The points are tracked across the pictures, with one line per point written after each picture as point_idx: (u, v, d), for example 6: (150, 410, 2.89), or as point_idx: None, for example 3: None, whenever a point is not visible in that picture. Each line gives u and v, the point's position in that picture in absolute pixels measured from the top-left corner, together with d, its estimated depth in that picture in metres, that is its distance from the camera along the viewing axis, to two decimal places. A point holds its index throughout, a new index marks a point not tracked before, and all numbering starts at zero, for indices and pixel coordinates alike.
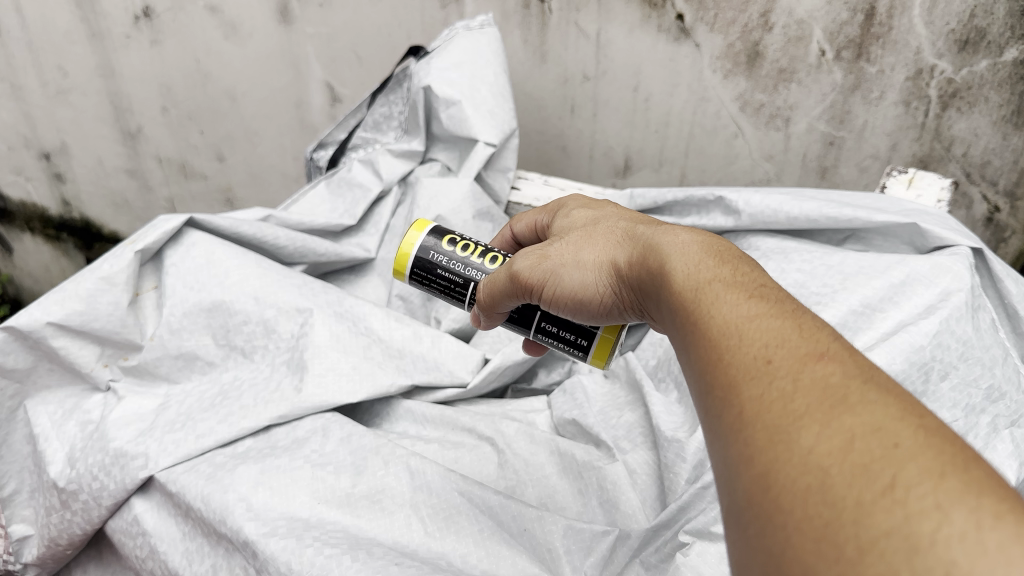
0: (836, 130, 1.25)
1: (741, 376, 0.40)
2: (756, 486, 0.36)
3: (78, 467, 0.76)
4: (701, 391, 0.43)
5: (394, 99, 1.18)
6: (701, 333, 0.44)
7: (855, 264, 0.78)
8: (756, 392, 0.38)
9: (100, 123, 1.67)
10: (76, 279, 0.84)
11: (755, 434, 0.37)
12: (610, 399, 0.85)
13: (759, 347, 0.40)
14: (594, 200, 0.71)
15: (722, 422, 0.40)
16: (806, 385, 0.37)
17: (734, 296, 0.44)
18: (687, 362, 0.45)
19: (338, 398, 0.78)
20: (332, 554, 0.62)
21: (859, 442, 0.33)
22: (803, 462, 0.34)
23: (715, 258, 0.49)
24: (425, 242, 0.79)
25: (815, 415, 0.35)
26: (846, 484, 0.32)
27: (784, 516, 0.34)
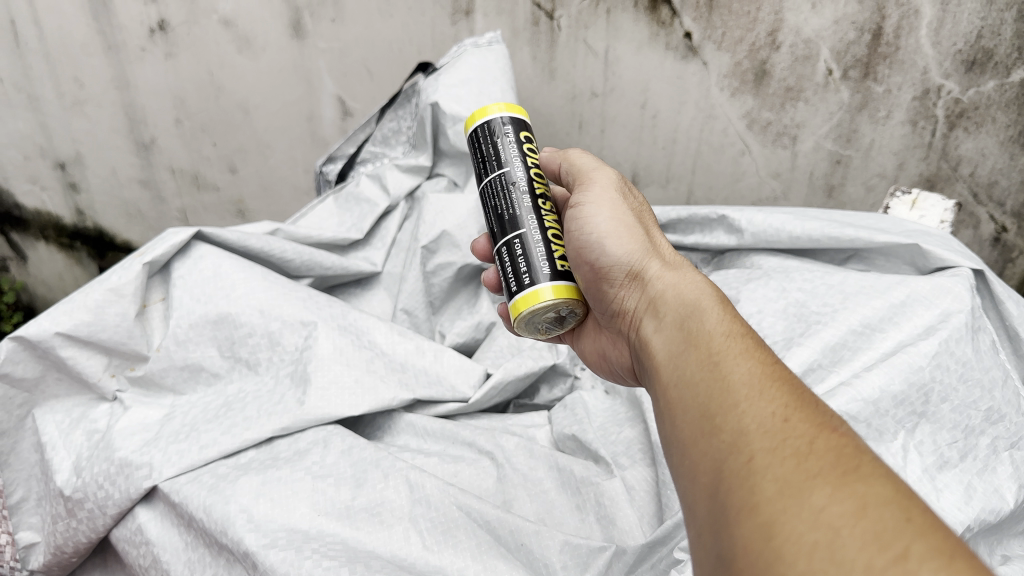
0: (843, 149, 1.25)
1: (754, 433, 0.44)
2: (757, 534, 0.39)
3: (84, 475, 0.77)
4: (707, 434, 0.46)
5: (403, 114, 1.20)
6: (721, 384, 0.48)
7: (856, 284, 0.78)
8: (771, 445, 0.42)
9: (114, 134, 1.69)
10: (85, 290, 0.85)
11: (766, 483, 0.40)
12: (610, 416, 0.86)
13: (775, 408, 0.45)
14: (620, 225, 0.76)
15: (727, 468, 0.43)
16: (822, 450, 0.41)
17: (753, 363, 0.49)
18: (690, 413, 0.49)
19: (340, 411, 0.79)
20: (330, 567, 0.63)
21: (870, 510, 0.36)
22: (813, 518, 0.37)
23: (739, 328, 0.53)
24: (506, 119, 0.77)
25: (828, 480, 0.39)
26: (857, 545, 0.35)
27: (784, 565, 0.36)
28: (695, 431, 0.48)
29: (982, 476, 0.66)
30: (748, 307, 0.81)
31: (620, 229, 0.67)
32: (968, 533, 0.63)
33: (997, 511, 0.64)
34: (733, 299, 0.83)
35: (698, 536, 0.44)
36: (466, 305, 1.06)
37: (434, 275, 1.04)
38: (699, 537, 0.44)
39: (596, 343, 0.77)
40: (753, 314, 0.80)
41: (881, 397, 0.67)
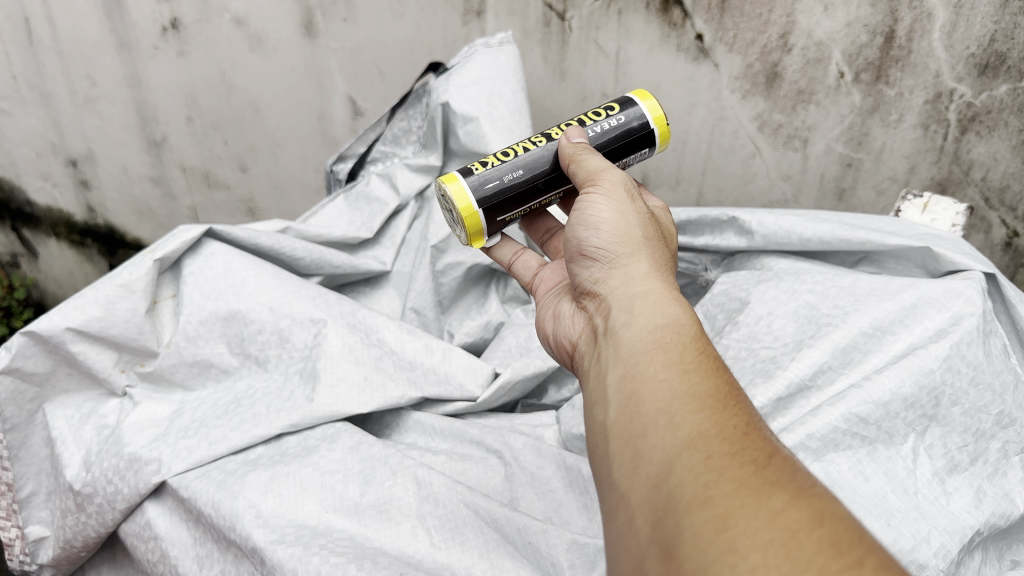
0: (854, 153, 1.25)
1: (716, 436, 0.47)
2: (709, 525, 0.42)
3: (94, 470, 0.78)
4: (662, 428, 0.49)
5: (413, 114, 1.20)
6: (679, 386, 0.51)
7: (867, 286, 0.78)
8: (729, 451, 0.46)
9: (126, 131, 1.70)
10: (96, 286, 0.86)
11: (724, 482, 0.44)
12: None
13: (734, 422, 0.48)
14: None
15: (681, 463, 0.46)
16: (778, 465, 0.46)
17: (716, 374, 0.52)
18: (648, 399, 0.51)
19: (348, 409, 0.79)
20: (338, 563, 0.63)
21: (824, 524, 0.41)
22: (770, 519, 0.41)
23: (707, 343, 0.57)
24: (636, 105, 0.81)
25: (785, 491, 0.43)
26: (812, 549, 0.39)
27: (737, 556, 0.40)
28: (647, 423, 0.50)
29: (992, 480, 0.66)
30: (758, 308, 0.81)
31: (619, 223, 0.66)
32: (977, 537, 0.63)
33: (1008, 515, 0.64)
34: (744, 300, 0.83)
35: (635, 520, 0.47)
36: (476, 305, 1.08)
37: (443, 275, 1.04)
38: (635, 520, 0.47)
39: (555, 309, 0.77)
40: (764, 316, 0.80)
41: (892, 399, 0.67)
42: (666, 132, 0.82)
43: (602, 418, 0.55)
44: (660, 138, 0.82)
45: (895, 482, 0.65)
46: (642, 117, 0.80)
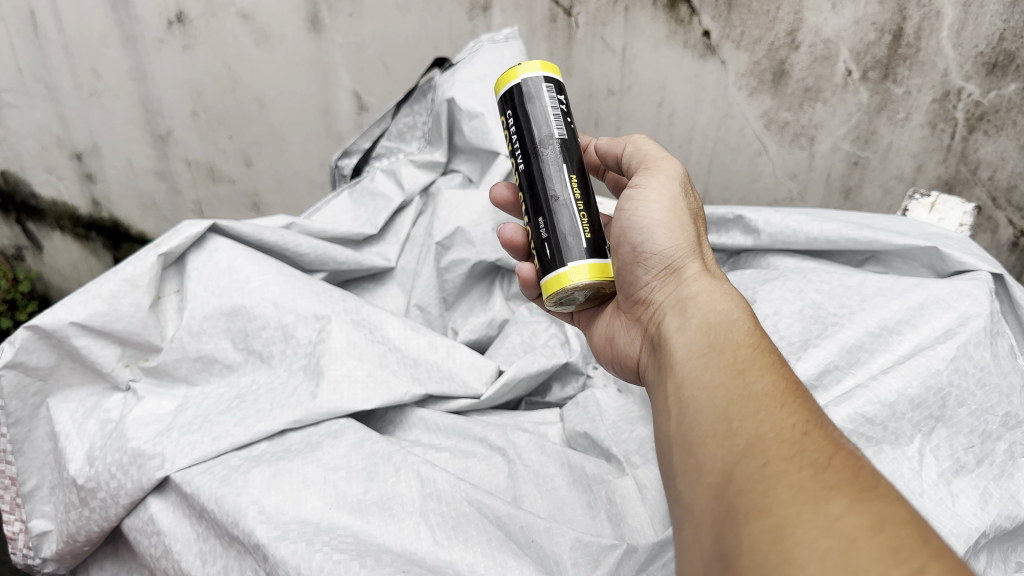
0: (861, 151, 1.24)
1: (775, 438, 0.45)
2: (767, 534, 0.40)
3: (97, 465, 0.78)
4: (721, 435, 0.48)
5: (418, 110, 1.20)
6: (736, 393, 0.50)
7: (874, 285, 0.77)
8: (790, 454, 0.44)
9: (131, 125, 1.70)
10: (100, 281, 0.86)
11: (784, 488, 0.42)
12: (623, 414, 0.85)
13: (795, 423, 0.46)
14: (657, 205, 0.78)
15: (741, 471, 0.45)
16: (840, 465, 0.43)
17: (779, 372, 0.51)
18: (708, 400, 0.51)
19: (352, 405, 0.78)
20: (341, 560, 0.63)
21: (888, 528, 0.38)
22: (827, 526, 0.39)
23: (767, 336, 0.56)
24: (512, 91, 0.73)
25: (846, 493, 0.40)
26: (872, 557, 0.36)
27: (794, 566, 0.38)
28: (706, 430, 0.50)
29: (999, 482, 0.66)
30: (764, 308, 0.80)
31: (670, 223, 0.67)
32: (982, 539, 0.62)
33: (1013, 517, 0.64)
34: (749, 299, 0.83)
35: (699, 533, 0.46)
36: (479, 302, 1.07)
37: (447, 272, 1.04)
38: (700, 532, 0.46)
39: (608, 326, 0.76)
40: (770, 315, 0.80)
41: (897, 400, 0.67)
42: (547, 65, 0.73)
43: (664, 429, 0.54)
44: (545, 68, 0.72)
45: (900, 483, 0.64)
46: (531, 87, 0.71)
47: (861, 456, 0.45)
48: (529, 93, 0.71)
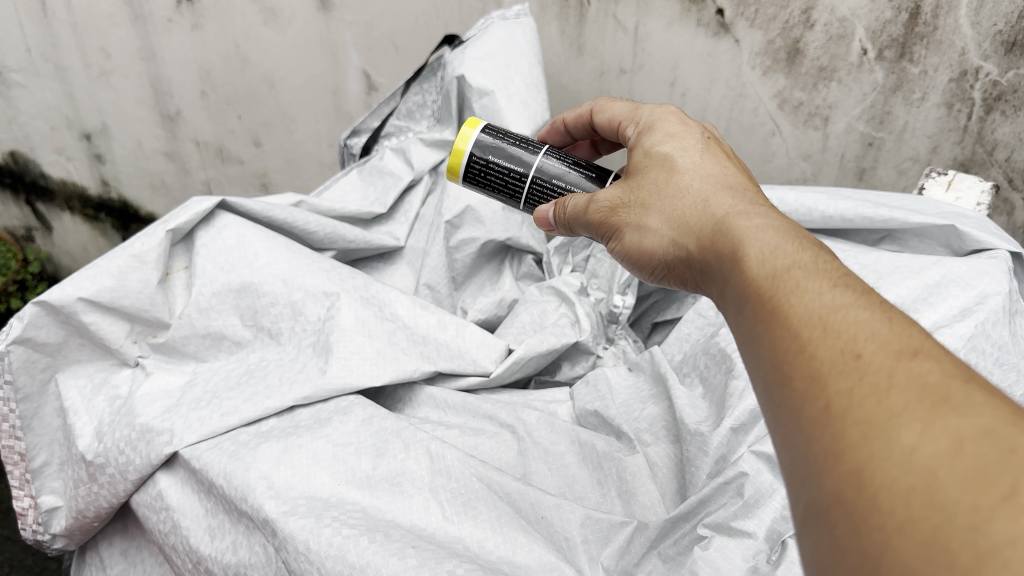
0: (875, 132, 1.23)
1: (828, 369, 0.39)
2: (847, 483, 0.35)
3: (105, 441, 0.78)
4: (777, 386, 0.42)
5: (428, 88, 1.18)
6: (778, 326, 0.43)
7: (890, 264, 0.76)
8: (849, 387, 0.37)
9: (140, 105, 1.70)
10: (108, 256, 0.85)
11: (851, 428, 0.36)
12: (634, 392, 0.84)
13: (847, 340, 0.39)
14: (658, 126, 0.70)
15: (806, 419, 0.39)
16: (903, 381, 0.36)
17: (818, 283, 0.43)
18: (756, 354, 0.45)
19: (361, 381, 0.78)
20: (350, 535, 0.63)
21: (969, 446, 0.32)
22: (905, 462, 0.33)
23: (795, 241, 0.48)
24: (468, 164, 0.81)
25: (916, 413, 0.34)
26: (959, 489, 0.31)
27: (881, 518, 0.33)
28: (765, 380, 0.43)
29: None
30: None
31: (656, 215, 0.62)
32: None
33: None
34: None
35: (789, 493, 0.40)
36: (489, 282, 1.07)
37: (458, 251, 1.03)
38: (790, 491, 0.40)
39: None
40: None
41: None
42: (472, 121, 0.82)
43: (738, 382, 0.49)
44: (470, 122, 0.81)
45: None
46: (483, 152, 0.80)
47: (931, 353, 0.37)
48: (481, 152, 0.80)
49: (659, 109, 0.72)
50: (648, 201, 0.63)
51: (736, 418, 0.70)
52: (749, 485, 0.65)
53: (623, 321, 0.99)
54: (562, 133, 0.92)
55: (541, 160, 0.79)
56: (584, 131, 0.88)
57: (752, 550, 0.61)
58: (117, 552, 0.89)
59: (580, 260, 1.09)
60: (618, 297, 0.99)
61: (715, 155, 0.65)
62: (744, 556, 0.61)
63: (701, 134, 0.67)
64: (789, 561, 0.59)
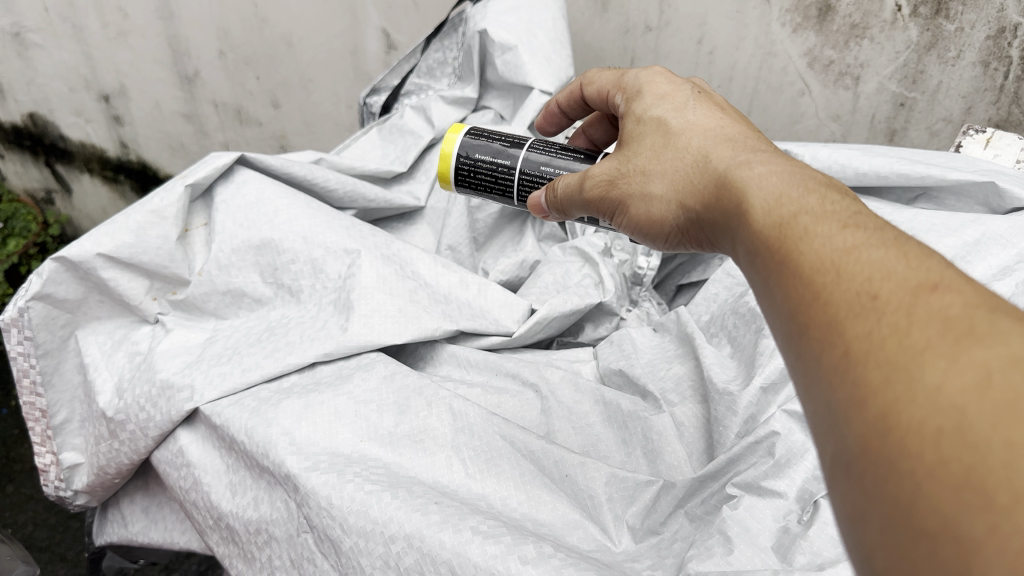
0: (908, 92, 1.20)
1: (843, 313, 0.34)
2: (871, 431, 0.30)
3: (126, 397, 0.77)
4: (793, 336, 0.37)
5: (449, 44, 1.16)
6: (791, 274, 0.38)
7: (926, 221, 0.74)
8: (866, 331, 0.33)
9: (157, 66, 1.68)
10: (126, 212, 0.84)
11: (871, 374, 0.31)
12: (660, 352, 0.83)
13: (862, 281, 0.34)
14: (664, 86, 0.65)
15: (823, 368, 0.34)
16: (922, 317, 0.31)
17: (829, 224, 0.39)
18: (772, 306, 0.40)
19: (381, 339, 0.77)
20: (372, 491, 0.62)
21: (997, 378, 0.27)
22: (930, 402, 0.29)
23: (802, 185, 0.43)
24: (456, 166, 0.82)
25: (938, 349, 0.30)
26: (991, 425, 0.26)
27: (911, 462, 0.28)
28: (782, 333, 0.39)
29: None
30: None
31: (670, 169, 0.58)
32: None
33: None
34: None
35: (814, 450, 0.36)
36: (511, 243, 1.05)
37: (479, 211, 1.01)
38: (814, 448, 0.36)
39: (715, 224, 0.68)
40: None
41: None
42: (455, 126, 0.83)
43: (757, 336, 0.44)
44: (454, 124, 0.83)
45: None
46: (467, 155, 0.81)
47: (952, 283, 0.33)
48: (466, 153, 0.81)
49: (646, 72, 0.68)
50: (651, 163, 0.60)
51: (767, 377, 0.68)
52: (780, 444, 0.64)
53: (647, 283, 0.97)
54: (559, 117, 0.87)
55: (525, 154, 0.79)
56: (581, 109, 0.83)
57: (782, 511, 0.61)
58: (138, 509, 0.89)
59: None
60: (643, 258, 0.96)
61: (714, 110, 0.61)
62: (774, 517, 0.60)
63: (693, 92, 0.64)
64: (821, 522, 0.59)
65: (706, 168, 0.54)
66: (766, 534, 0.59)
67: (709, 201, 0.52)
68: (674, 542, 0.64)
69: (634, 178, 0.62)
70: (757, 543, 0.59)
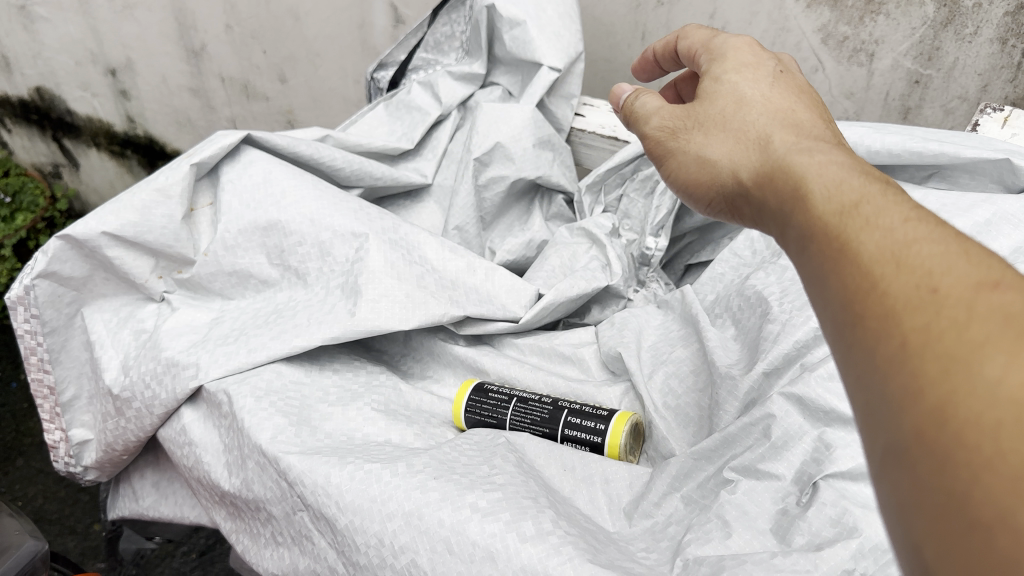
0: (923, 68, 1.17)
1: (897, 301, 0.30)
2: (921, 425, 0.26)
3: (131, 374, 0.78)
4: (838, 325, 0.32)
5: (456, 18, 1.13)
6: (845, 260, 0.33)
7: (937, 201, 0.73)
8: (922, 318, 0.28)
9: (164, 39, 1.68)
10: (131, 190, 0.84)
11: (925, 365, 0.27)
12: (664, 334, 0.81)
13: (921, 271, 0.30)
14: (748, 60, 0.60)
15: (873, 361, 0.30)
16: (988, 308, 0.27)
17: (893, 211, 0.34)
18: (819, 296, 0.35)
19: (389, 325, 0.76)
20: (372, 470, 0.64)
21: None
22: (993, 398, 0.24)
23: (867, 178, 0.38)
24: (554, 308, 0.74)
25: (1003, 340, 0.25)
26: None
27: (967, 460, 0.24)
28: (827, 325, 0.34)
29: None
30: None
31: (729, 141, 0.54)
32: None
33: None
34: None
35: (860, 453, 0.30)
36: (518, 223, 1.04)
37: (486, 190, 1.00)
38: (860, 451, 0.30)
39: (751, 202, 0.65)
40: None
41: None
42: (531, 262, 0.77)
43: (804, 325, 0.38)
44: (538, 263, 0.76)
45: None
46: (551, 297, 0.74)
47: (1019, 281, 0.28)
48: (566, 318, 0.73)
49: (735, 42, 0.63)
50: (710, 129, 0.57)
51: (770, 363, 0.67)
52: (778, 427, 0.61)
53: (655, 264, 0.96)
54: (655, 66, 0.78)
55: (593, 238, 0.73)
56: (676, 63, 0.75)
57: (781, 493, 0.59)
58: (149, 483, 0.90)
59: (613, 200, 1.02)
60: (651, 239, 0.95)
61: (781, 91, 0.56)
62: (773, 499, 0.58)
63: (773, 69, 0.59)
64: (819, 503, 0.56)
65: (763, 148, 0.50)
66: (764, 518, 0.57)
67: (761, 175, 0.48)
68: (668, 525, 0.62)
69: (692, 137, 0.59)
70: (756, 526, 0.57)
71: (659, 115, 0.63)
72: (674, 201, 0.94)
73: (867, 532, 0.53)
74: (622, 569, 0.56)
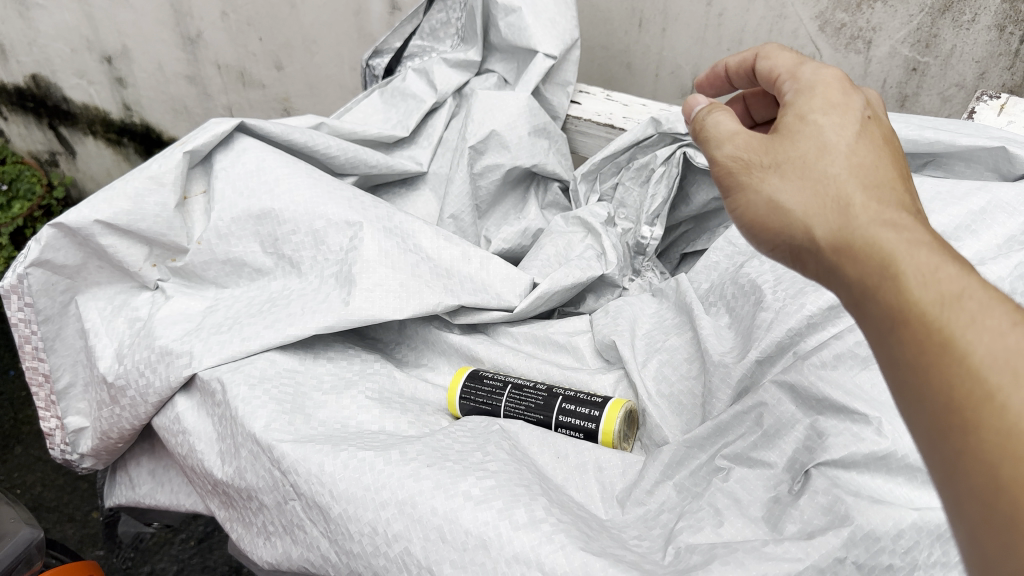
0: (920, 56, 1.17)
1: (970, 374, 0.33)
2: (1001, 493, 0.30)
3: (125, 362, 0.78)
4: (906, 384, 0.35)
5: (451, 4, 1.11)
6: (908, 324, 0.35)
7: (932, 188, 0.72)
8: (991, 373, 0.32)
9: (160, 26, 1.67)
10: (125, 177, 0.84)
11: (999, 419, 0.31)
12: (658, 322, 0.81)
13: (990, 350, 0.33)
14: (834, 93, 0.50)
15: (949, 427, 0.33)
16: None
17: (962, 279, 0.35)
18: (884, 353, 0.37)
19: (383, 314, 0.76)
20: (365, 458, 0.64)
21: None
22: None
23: (948, 251, 0.37)
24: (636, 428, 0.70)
25: None
26: None
27: None
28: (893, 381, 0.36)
29: None
30: None
31: (809, 190, 0.44)
32: None
33: None
34: None
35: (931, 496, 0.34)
36: (513, 211, 1.04)
37: (481, 178, 0.99)
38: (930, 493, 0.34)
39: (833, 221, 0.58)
40: None
41: None
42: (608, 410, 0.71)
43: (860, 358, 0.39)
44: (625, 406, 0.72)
45: None
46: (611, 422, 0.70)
47: None
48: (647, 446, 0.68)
49: (821, 71, 0.53)
50: (786, 167, 0.47)
51: (762, 350, 0.67)
52: (769, 414, 0.62)
53: (650, 253, 0.95)
54: (724, 83, 0.71)
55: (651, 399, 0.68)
56: (751, 82, 0.67)
57: (773, 480, 0.59)
58: (145, 471, 0.90)
59: (609, 189, 1.02)
60: (646, 228, 0.95)
61: (875, 141, 0.47)
62: (764, 487, 0.59)
63: (866, 112, 0.49)
64: (812, 491, 0.56)
65: (848, 212, 0.41)
66: (756, 505, 0.58)
67: (853, 240, 0.40)
68: (660, 513, 0.61)
69: (764, 177, 0.47)
70: (746, 514, 0.57)
71: (727, 145, 0.51)
72: (669, 189, 0.93)
73: (859, 520, 0.53)
74: (613, 557, 0.55)
